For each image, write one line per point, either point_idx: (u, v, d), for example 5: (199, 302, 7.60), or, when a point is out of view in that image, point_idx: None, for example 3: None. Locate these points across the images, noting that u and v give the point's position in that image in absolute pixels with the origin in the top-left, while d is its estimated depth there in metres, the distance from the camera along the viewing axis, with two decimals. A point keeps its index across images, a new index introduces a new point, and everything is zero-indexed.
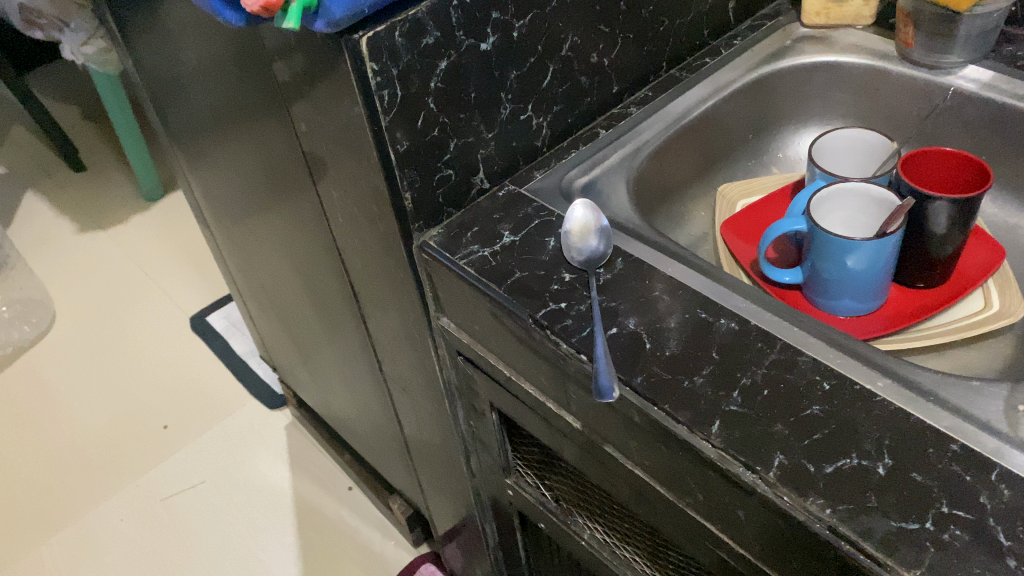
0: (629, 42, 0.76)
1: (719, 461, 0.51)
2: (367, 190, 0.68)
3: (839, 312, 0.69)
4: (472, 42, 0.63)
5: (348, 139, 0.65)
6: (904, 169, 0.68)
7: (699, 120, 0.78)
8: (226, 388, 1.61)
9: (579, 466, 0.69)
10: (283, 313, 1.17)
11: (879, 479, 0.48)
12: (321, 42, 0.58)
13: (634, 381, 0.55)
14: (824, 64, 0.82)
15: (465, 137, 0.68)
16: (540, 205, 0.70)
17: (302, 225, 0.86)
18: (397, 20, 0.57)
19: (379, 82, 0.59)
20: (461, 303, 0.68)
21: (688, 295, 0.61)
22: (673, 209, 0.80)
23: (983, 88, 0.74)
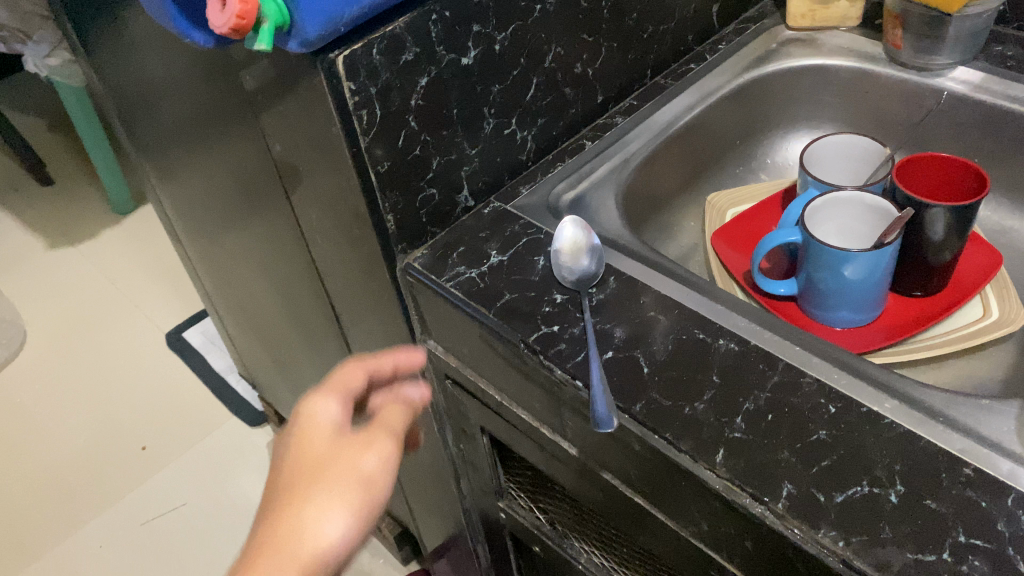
0: (613, 51, 0.74)
1: (725, 492, 0.50)
2: (348, 212, 0.65)
3: (835, 324, 0.67)
4: (453, 57, 0.61)
5: (327, 162, 0.62)
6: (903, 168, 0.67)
7: (687, 129, 0.76)
8: (206, 407, 1.57)
9: (576, 491, 0.67)
10: (262, 331, 1.14)
11: (892, 507, 0.46)
12: (295, 62, 0.55)
13: (633, 409, 0.53)
14: (812, 68, 0.80)
15: (448, 154, 0.65)
16: (527, 223, 0.68)
17: (281, 246, 0.83)
18: (374, 37, 0.55)
19: (357, 102, 0.56)
20: (449, 327, 0.66)
21: (684, 315, 0.59)
22: (662, 221, 0.78)
23: (975, 89, 0.72)
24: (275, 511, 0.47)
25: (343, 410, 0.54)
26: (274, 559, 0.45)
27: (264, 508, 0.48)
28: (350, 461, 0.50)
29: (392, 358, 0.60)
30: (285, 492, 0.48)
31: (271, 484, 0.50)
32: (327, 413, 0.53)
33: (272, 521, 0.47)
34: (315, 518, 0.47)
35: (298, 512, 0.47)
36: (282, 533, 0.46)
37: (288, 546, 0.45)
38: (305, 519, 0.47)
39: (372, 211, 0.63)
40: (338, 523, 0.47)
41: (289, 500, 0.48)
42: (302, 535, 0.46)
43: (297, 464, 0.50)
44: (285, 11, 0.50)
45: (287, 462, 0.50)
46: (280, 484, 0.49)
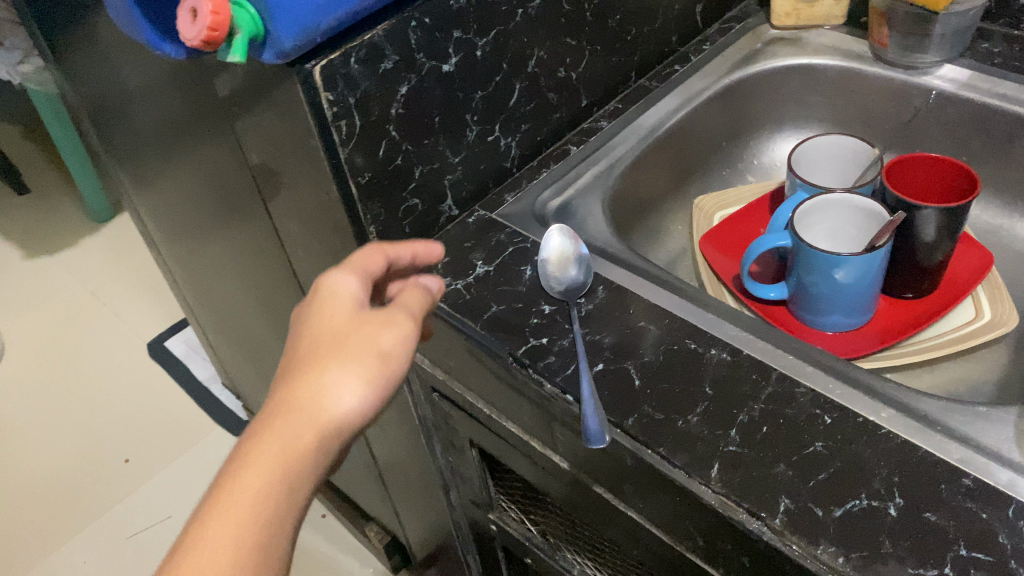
0: (597, 53, 0.73)
1: (721, 508, 0.49)
2: (329, 224, 0.64)
3: (827, 328, 0.66)
4: (434, 64, 0.59)
5: (306, 173, 0.60)
6: (898, 166, 0.66)
7: (673, 132, 0.75)
8: (189, 417, 1.55)
9: (568, 504, 0.65)
10: (244, 341, 1.12)
11: (892, 521, 0.45)
12: (271, 73, 0.54)
13: (625, 423, 0.52)
14: (798, 67, 0.79)
15: (431, 163, 0.64)
16: (513, 231, 0.66)
17: (261, 258, 0.82)
18: (352, 46, 0.53)
19: (336, 113, 0.55)
20: (435, 340, 0.64)
21: (675, 324, 0.58)
22: (649, 225, 0.77)
23: (962, 88, 0.71)
24: (289, 380, 0.44)
25: (363, 285, 0.49)
26: (285, 426, 0.42)
27: (279, 375, 0.45)
28: (367, 336, 0.46)
29: (411, 245, 0.54)
30: (299, 362, 0.45)
31: (286, 351, 0.47)
32: (346, 287, 0.48)
33: (284, 391, 0.44)
34: (329, 386, 0.44)
35: (312, 380, 0.44)
36: (295, 404, 0.43)
37: (301, 416, 0.43)
38: (319, 387, 0.44)
39: (354, 223, 0.61)
40: (353, 392, 0.44)
41: (303, 369, 0.45)
42: (315, 407, 0.43)
43: (312, 332, 0.46)
44: (259, 21, 0.48)
45: (303, 331, 0.47)
46: (294, 353, 0.46)
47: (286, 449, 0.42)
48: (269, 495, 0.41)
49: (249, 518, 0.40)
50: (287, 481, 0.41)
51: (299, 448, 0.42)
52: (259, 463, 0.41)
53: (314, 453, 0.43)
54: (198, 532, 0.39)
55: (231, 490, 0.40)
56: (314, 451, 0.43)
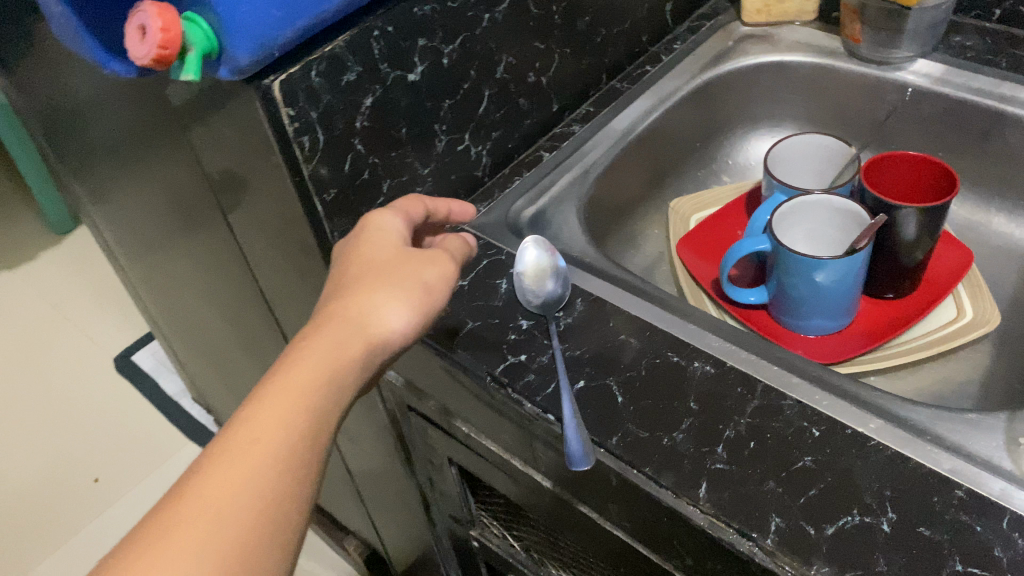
0: (567, 56, 0.71)
1: (710, 529, 0.47)
2: (295, 242, 0.61)
3: (808, 332, 0.65)
4: (399, 74, 0.57)
5: (269, 191, 0.58)
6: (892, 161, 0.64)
7: (646, 134, 0.74)
8: (159, 433, 1.51)
9: (552, 522, 0.64)
10: (213, 357, 1.10)
11: (885, 537, 0.44)
12: (227, 89, 0.51)
13: (609, 442, 0.50)
14: (770, 65, 0.78)
15: (400, 176, 0.62)
16: (487, 243, 0.64)
17: (227, 275, 0.79)
18: (313, 59, 0.51)
19: (297, 128, 0.52)
20: (409, 358, 0.62)
21: (657, 337, 0.56)
22: (625, 230, 0.75)
23: (937, 83, 0.71)
24: (339, 298, 0.48)
25: (406, 228, 0.53)
26: (336, 331, 0.45)
27: (328, 295, 0.49)
28: (413, 267, 0.50)
29: (445, 205, 0.59)
30: (346, 284, 0.48)
31: (334, 276, 0.50)
32: (393, 226, 0.52)
33: (334, 306, 0.47)
34: (376, 303, 0.47)
35: (360, 297, 0.47)
36: (344, 316, 0.46)
37: (350, 326, 0.46)
38: (367, 304, 0.47)
39: (321, 242, 0.59)
40: (400, 314, 0.47)
41: (352, 288, 0.48)
42: (363, 319, 0.46)
43: (359, 260, 0.50)
44: (214, 37, 0.46)
45: (349, 258, 0.50)
46: (341, 277, 0.49)
47: (336, 350, 0.45)
48: (319, 387, 0.43)
49: (300, 403, 0.42)
50: (335, 378, 0.44)
51: (347, 352, 0.45)
52: (316, 355, 0.44)
53: (359, 359, 0.45)
54: (260, 402, 0.42)
55: (285, 378, 0.43)
56: (361, 358, 0.45)
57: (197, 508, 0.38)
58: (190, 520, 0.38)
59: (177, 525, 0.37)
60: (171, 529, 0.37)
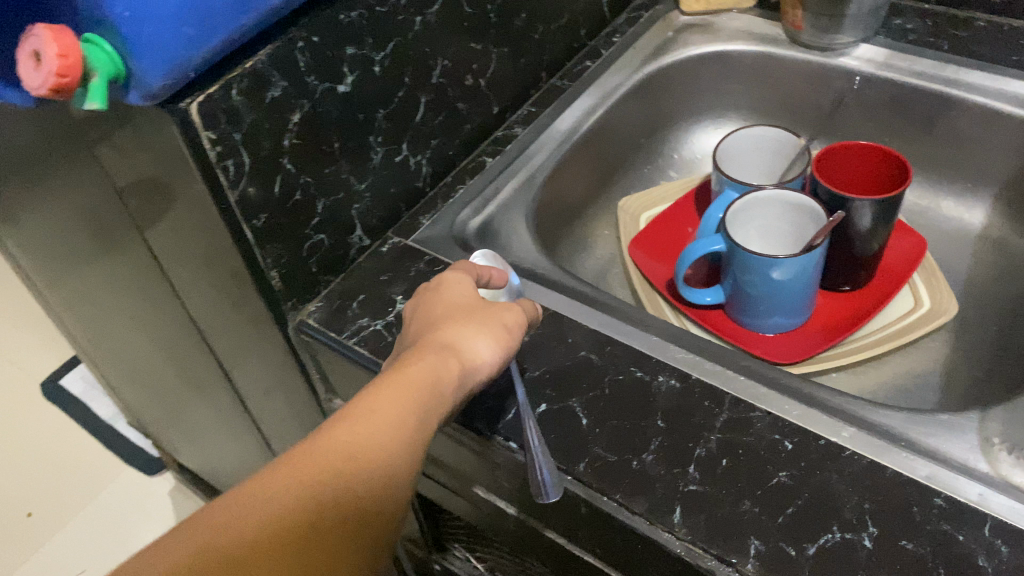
0: (505, 55, 0.68)
1: (687, 557, 0.45)
2: (224, 272, 0.57)
3: (765, 330, 0.64)
4: (328, 86, 0.53)
5: (193, 219, 0.54)
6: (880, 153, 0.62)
7: (590, 133, 0.71)
8: (95, 459, 1.44)
9: (518, 547, 0.61)
10: (146, 382, 1.04)
11: (868, 554, 0.42)
12: (139, 113, 0.47)
13: (577, 470, 0.48)
14: (712, 55, 0.76)
15: (335, 194, 0.58)
16: (433, 258, 0.61)
17: (155, 305, 0.74)
18: (232, 76, 0.47)
19: (220, 152, 0.48)
20: (358, 387, 0.59)
21: (618, 352, 0.54)
22: (573, 233, 0.73)
23: (881, 68, 0.70)
24: (432, 328, 0.44)
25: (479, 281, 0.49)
26: (434, 353, 0.42)
27: (415, 333, 0.45)
28: (503, 309, 0.46)
29: (487, 269, 0.51)
30: (435, 317, 0.45)
31: (415, 316, 0.47)
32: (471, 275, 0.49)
33: (429, 333, 0.44)
34: (473, 329, 0.44)
35: (453, 326, 0.44)
36: (440, 341, 0.43)
37: (449, 349, 0.43)
38: (462, 330, 0.44)
39: (253, 270, 0.55)
40: (488, 350, 0.44)
41: (443, 319, 0.45)
42: (457, 344, 0.43)
43: (448, 297, 0.46)
44: (119, 60, 0.41)
45: (431, 297, 0.47)
46: (427, 314, 0.46)
47: (435, 368, 0.41)
48: (424, 396, 0.40)
49: (410, 406, 0.39)
50: (438, 394, 0.40)
51: (446, 371, 0.41)
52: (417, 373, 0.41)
53: (458, 381, 0.42)
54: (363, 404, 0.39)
55: (396, 381, 0.40)
56: (457, 384, 0.42)
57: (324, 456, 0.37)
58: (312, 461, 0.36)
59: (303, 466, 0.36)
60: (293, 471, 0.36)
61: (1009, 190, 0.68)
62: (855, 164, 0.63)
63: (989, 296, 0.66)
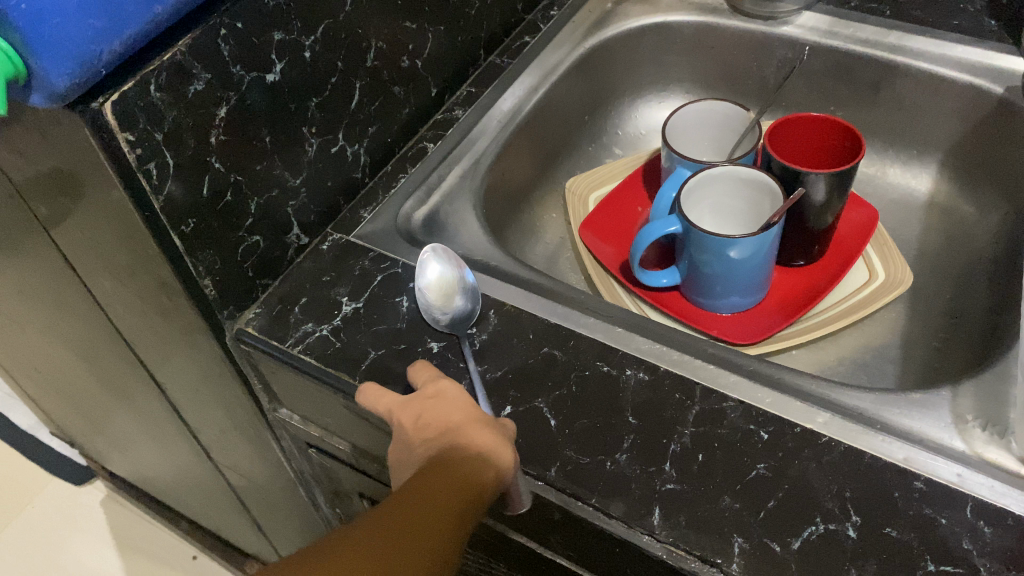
0: (441, 34, 0.64)
1: (670, 560, 0.43)
2: (150, 282, 0.52)
3: (721, 311, 0.62)
4: (255, 75, 0.49)
5: (113, 228, 0.49)
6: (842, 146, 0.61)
7: (534, 113, 0.68)
8: (17, 473, 1.37)
9: (483, 549, 0.59)
10: (67, 392, 0.97)
11: (854, 544, 0.41)
12: (44, 114, 0.42)
13: (549, 475, 0.46)
14: (652, 27, 0.74)
15: (268, 191, 0.53)
16: (379, 255, 0.58)
17: (74, 315, 0.69)
18: (150, 70, 0.42)
19: (140, 155, 0.43)
20: (306, 396, 0.55)
21: (581, 346, 0.51)
22: (521, 218, 0.70)
23: (825, 36, 0.69)
24: (455, 436, 0.43)
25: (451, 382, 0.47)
26: (468, 465, 0.42)
27: (432, 446, 0.44)
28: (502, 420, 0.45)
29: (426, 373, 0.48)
30: (455, 423, 0.44)
31: (422, 422, 0.45)
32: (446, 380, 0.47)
33: (455, 441, 0.43)
34: (498, 434, 0.43)
35: (477, 432, 0.43)
36: (471, 451, 0.42)
37: (482, 458, 0.42)
38: (489, 433, 0.43)
39: (184, 280, 0.50)
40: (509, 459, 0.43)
41: (462, 425, 0.44)
42: (488, 452, 0.42)
43: (457, 399, 0.45)
44: (16, 56, 0.36)
45: (435, 404, 0.45)
46: (440, 421, 0.44)
47: (470, 478, 0.41)
48: (468, 502, 0.41)
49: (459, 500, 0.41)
50: (479, 501, 0.41)
51: (483, 479, 0.42)
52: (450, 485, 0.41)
53: (494, 489, 0.42)
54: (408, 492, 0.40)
55: (439, 484, 0.41)
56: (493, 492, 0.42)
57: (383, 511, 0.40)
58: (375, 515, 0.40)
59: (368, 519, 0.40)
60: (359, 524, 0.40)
61: (954, 156, 0.68)
62: (824, 131, 0.61)
63: (940, 263, 0.66)
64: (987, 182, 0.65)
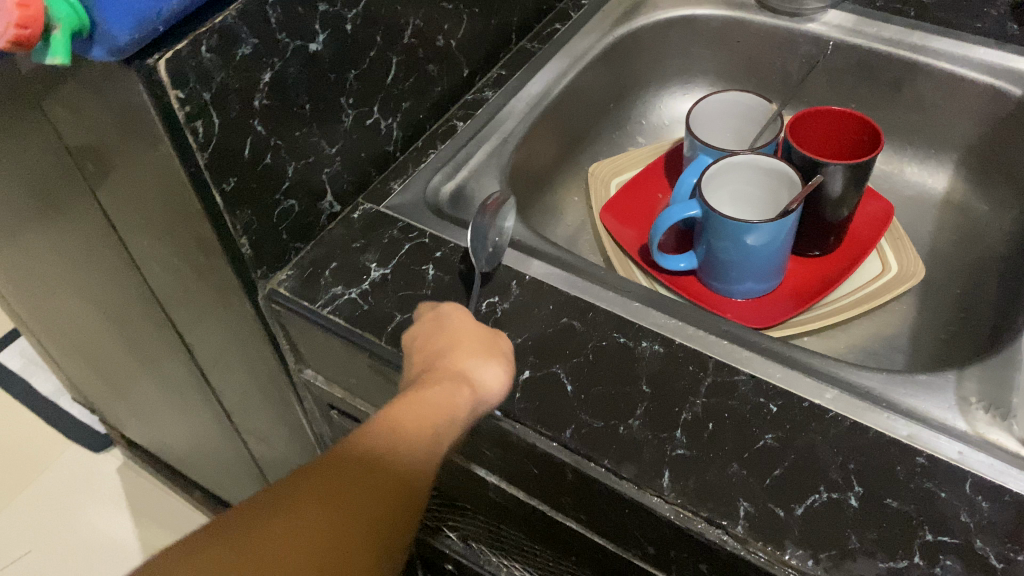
0: (475, 16, 0.66)
1: (677, 521, 0.45)
2: (189, 239, 0.55)
3: (736, 296, 0.64)
4: (299, 44, 0.51)
5: (157, 184, 0.51)
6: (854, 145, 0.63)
7: (561, 97, 0.70)
8: (36, 436, 1.39)
9: (493, 512, 0.61)
10: (91, 356, 1.00)
11: (855, 512, 0.43)
12: (99, 70, 0.44)
13: (564, 436, 0.47)
14: (680, 19, 0.76)
15: (305, 158, 0.56)
16: (407, 225, 0.60)
17: (108, 275, 0.71)
18: (202, 32, 0.44)
19: (189, 113, 0.45)
20: (332, 356, 0.58)
21: (599, 318, 0.53)
22: (544, 199, 0.72)
23: (849, 34, 0.70)
24: (440, 357, 0.47)
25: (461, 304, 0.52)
26: (443, 386, 0.44)
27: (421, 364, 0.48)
28: (491, 342, 0.48)
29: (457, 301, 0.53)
30: (442, 346, 0.48)
31: (416, 344, 0.49)
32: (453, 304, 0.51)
33: (437, 361, 0.47)
34: (476, 361, 0.46)
35: (461, 355, 0.46)
36: (450, 370, 0.46)
37: (461, 378, 0.45)
38: (468, 360, 0.46)
39: (222, 237, 0.52)
40: (492, 373, 0.46)
41: (448, 348, 0.47)
42: (469, 373, 0.46)
43: (451, 325, 0.49)
44: (82, 11, 0.39)
45: (431, 326, 0.50)
46: (430, 344, 0.49)
47: (444, 398, 0.44)
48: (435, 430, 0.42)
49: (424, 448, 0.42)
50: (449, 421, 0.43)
51: (453, 400, 0.44)
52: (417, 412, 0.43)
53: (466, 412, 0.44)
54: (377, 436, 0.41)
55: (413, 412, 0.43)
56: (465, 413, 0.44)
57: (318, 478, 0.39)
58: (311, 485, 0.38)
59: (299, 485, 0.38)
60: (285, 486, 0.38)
61: (971, 155, 0.70)
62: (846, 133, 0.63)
63: (952, 259, 0.67)
64: (1002, 181, 0.67)
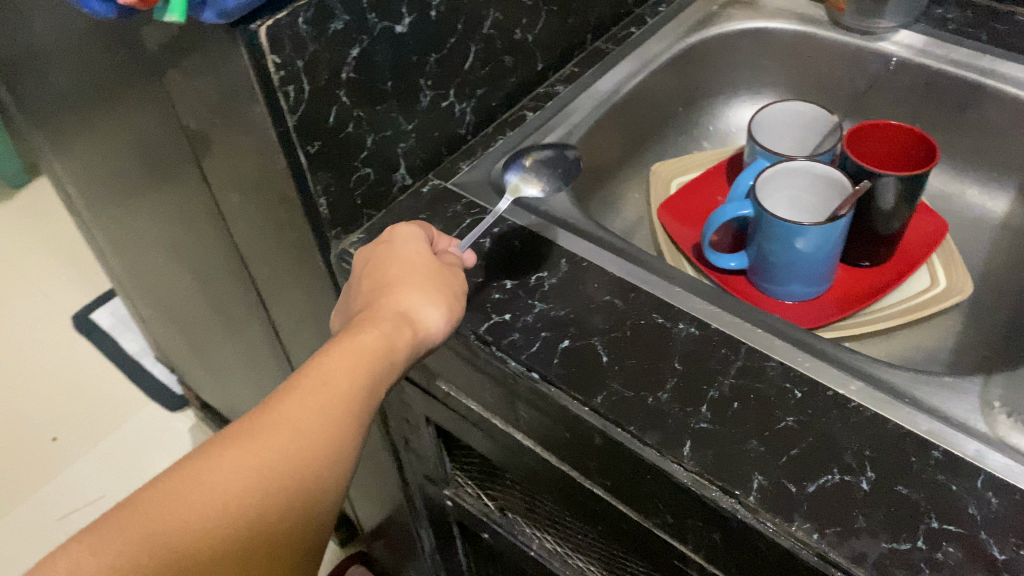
0: (553, 14, 0.70)
1: (694, 487, 0.47)
2: (273, 197, 0.60)
3: (783, 298, 0.66)
4: (386, 25, 0.56)
5: (249, 144, 0.56)
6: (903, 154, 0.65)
7: (628, 97, 0.74)
8: (120, 391, 1.49)
9: (527, 480, 0.65)
10: (176, 315, 1.08)
11: (864, 495, 0.45)
12: (208, 36, 0.50)
13: (595, 401, 0.51)
14: (752, 31, 0.79)
15: (384, 131, 0.61)
16: (470, 202, 0.64)
17: (197, 234, 0.77)
18: (300, 5, 0.49)
19: (282, 78, 0.51)
20: None
21: (641, 298, 0.56)
22: (604, 193, 0.75)
23: (918, 54, 0.72)
24: (387, 292, 0.49)
25: (422, 235, 0.54)
26: (384, 324, 0.46)
27: (369, 294, 0.50)
28: (435, 285, 0.50)
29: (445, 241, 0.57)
30: (390, 279, 0.50)
31: (369, 272, 0.52)
32: (411, 236, 0.54)
33: (383, 297, 0.49)
34: (416, 302, 0.49)
35: (406, 292, 0.49)
36: (395, 308, 0.48)
37: (403, 317, 0.48)
38: (410, 301, 0.49)
39: (303, 196, 0.58)
40: (431, 316, 0.49)
41: (397, 284, 0.50)
42: (411, 312, 0.48)
43: (398, 262, 0.51)
44: None
45: (386, 257, 0.52)
46: (381, 274, 0.51)
47: (383, 339, 0.46)
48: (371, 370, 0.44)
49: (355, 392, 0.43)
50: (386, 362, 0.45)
51: (393, 341, 0.46)
52: (349, 357, 0.44)
53: (403, 351, 0.47)
54: (300, 400, 0.42)
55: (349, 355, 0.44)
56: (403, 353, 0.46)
57: (232, 459, 0.39)
58: (227, 469, 0.39)
59: (210, 468, 0.39)
60: (200, 470, 0.39)
61: None
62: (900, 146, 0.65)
63: (1004, 280, 0.68)
64: None
